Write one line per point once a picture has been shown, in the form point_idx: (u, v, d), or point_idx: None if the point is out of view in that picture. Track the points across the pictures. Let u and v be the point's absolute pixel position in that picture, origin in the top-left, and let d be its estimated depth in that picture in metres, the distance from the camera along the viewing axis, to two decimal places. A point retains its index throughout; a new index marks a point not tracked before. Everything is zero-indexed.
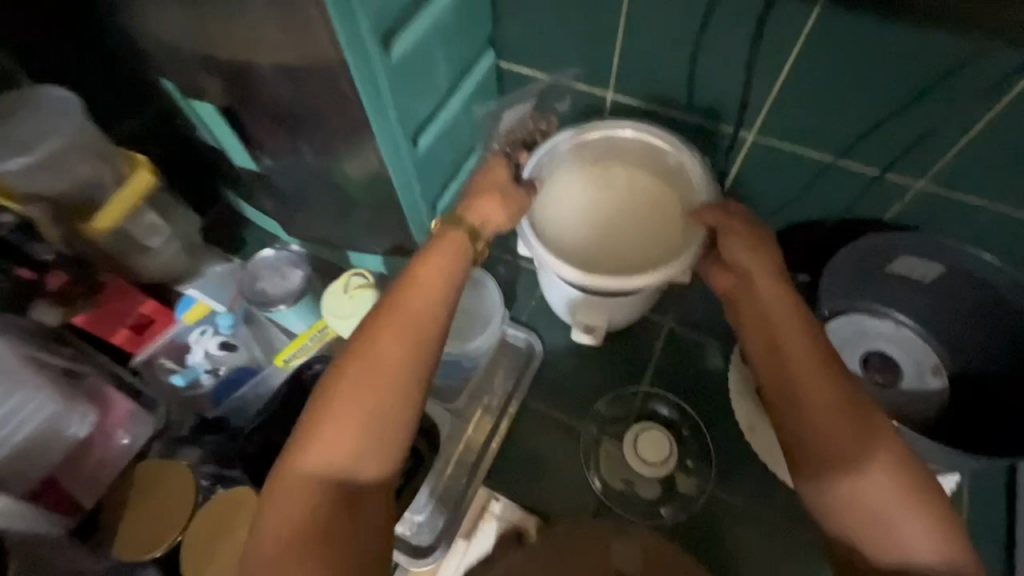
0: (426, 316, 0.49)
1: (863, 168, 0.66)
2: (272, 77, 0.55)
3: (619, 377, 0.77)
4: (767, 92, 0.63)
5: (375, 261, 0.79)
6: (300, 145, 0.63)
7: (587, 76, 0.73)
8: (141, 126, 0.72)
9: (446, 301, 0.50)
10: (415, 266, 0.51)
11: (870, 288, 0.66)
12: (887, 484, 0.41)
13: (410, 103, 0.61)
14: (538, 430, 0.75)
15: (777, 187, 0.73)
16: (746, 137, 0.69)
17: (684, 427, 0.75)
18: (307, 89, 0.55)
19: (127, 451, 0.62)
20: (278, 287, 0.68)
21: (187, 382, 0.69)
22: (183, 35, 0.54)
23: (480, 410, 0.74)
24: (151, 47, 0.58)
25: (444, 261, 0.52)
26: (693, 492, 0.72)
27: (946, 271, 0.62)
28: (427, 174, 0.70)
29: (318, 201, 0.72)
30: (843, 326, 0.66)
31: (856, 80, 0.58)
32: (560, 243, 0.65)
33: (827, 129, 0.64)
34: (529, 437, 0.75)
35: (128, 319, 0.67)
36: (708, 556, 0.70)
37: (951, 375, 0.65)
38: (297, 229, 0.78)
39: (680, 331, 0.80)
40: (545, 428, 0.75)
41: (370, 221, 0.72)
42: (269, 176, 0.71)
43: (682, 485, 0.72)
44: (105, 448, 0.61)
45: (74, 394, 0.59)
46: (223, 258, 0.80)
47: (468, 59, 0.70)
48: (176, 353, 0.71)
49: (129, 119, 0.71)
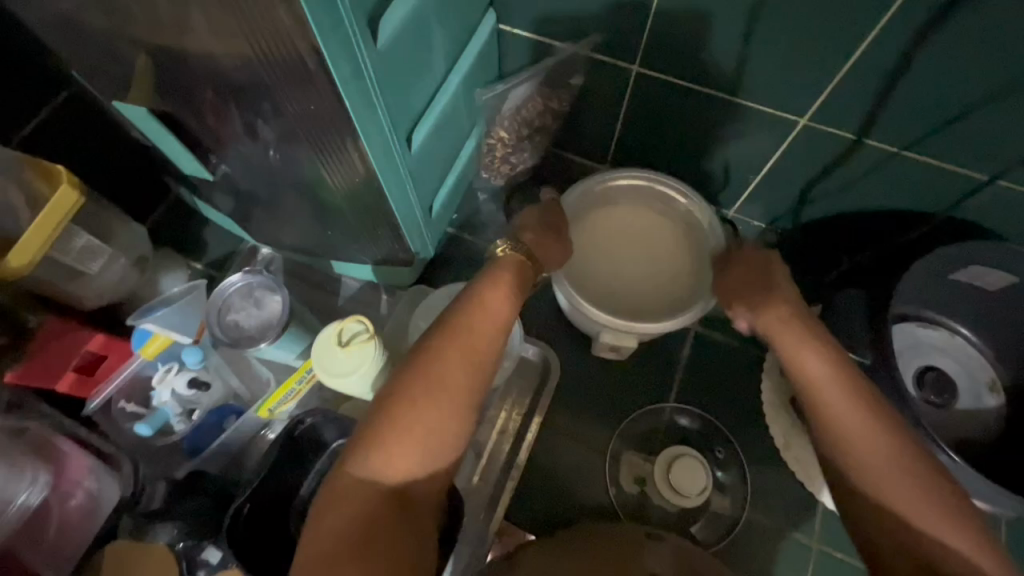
0: (496, 333, 0.44)
1: (938, 165, 0.56)
2: (220, 67, 0.42)
3: (642, 389, 0.71)
4: (833, 75, 0.52)
5: (364, 270, 0.68)
6: (262, 148, 0.50)
7: (609, 46, 0.60)
8: (56, 118, 0.60)
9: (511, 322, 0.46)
10: (484, 284, 0.47)
11: (927, 296, 0.61)
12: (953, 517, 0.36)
13: (400, 98, 0.48)
14: (556, 451, 0.68)
15: (830, 178, 0.63)
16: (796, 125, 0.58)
17: (713, 442, 0.69)
18: (266, 85, 0.42)
19: (95, 511, 0.54)
20: (257, 321, 0.58)
21: (154, 428, 0.60)
22: (89, 9, 0.40)
23: (495, 441, 0.65)
24: (50, 24, 0.43)
25: (511, 281, 0.48)
26: (730, 513, 0.67)
27: (1017, 280, 0.55)
28: (422, 176, 0.58)
29: (289, 210, 0.60)
30: (900, 338, 0.62)
31: (949, 68, 0.47)
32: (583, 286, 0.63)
33: (901, 121, 0.53)
34: (546, 460, 0.68)
35: (74, 360, 0.56)
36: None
37: (1009, 392, 0.60)
38: (269, 235, 0.66)
39: (712, 339, 0.72)
40: (563, 449, 0.69)
41: (353, 232, 0.60)
42: (227, 181, 0.58)
43: (718, 506, 0.67)
44: (68, 511, 0.53)
45: (19, 457, 0.50)
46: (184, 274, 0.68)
47: (466, 30, 0.56)
48: (140, 391, 0.61)
49: (40, 111, 0.58)
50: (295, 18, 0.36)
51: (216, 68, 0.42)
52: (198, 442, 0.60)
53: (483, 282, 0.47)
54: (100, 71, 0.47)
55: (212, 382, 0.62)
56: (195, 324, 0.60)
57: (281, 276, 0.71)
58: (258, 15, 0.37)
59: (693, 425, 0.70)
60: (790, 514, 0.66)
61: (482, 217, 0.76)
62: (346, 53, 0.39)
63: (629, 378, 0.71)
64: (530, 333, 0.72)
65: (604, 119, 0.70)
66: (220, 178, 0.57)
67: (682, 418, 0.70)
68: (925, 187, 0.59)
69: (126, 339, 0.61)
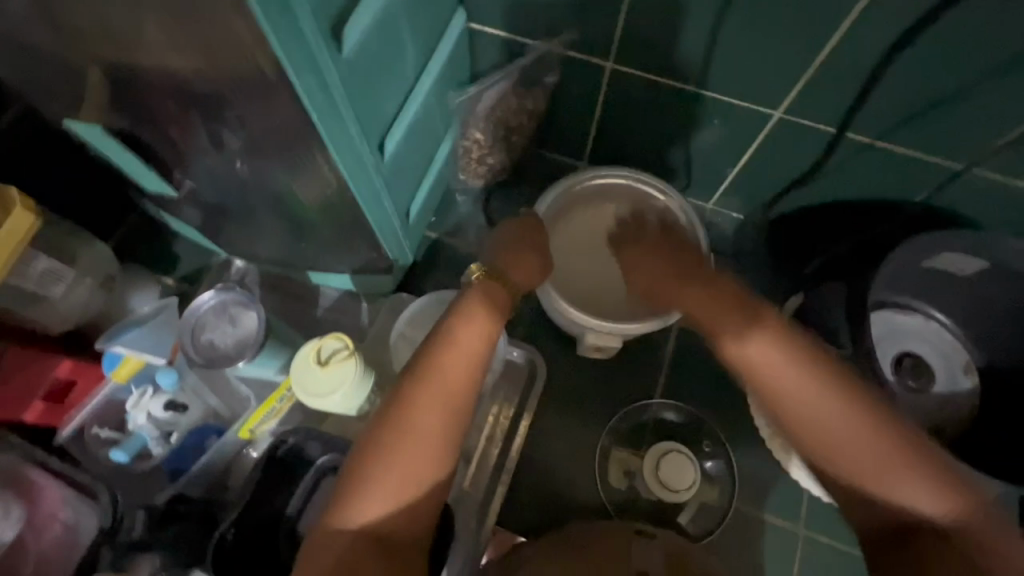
0: (467, 369, 0.45)
1: (909, 152, 0.57)
2: (178, 80, 0.40)
3: (629, 386, 0.71)
4: (805, 67, 0.52)
5: (343, 280, 0.66)
6: (228, 162, 0.49)
7: (582, 43, 0.59)
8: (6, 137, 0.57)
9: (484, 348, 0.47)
10: (453, 318, 0.47)
11: (906, 284, 0.61)
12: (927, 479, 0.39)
13: (371, 104, 0.46)
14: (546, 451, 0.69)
15: (807, 171, 0.63)
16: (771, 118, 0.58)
17: (700, 436, 0.70)
18: (228, 98, 0.41)
19: (71, 542, 0.52)
20: (234, 339, 0.58)
21: (131, 455, 0.57)
22: (36, 22, 0.38)
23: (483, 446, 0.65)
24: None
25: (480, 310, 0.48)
26: (719, 504, 0.68)
27: (990, 265, 0.56)
28: (397, 183, 0.57)
29: (262, 223, 0.58)
30: (879, 327, 0.63)
31: (918, 55, 0.48)
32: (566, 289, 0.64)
33: (872, 111, 0.54)
34: (536, 463, 0.68)
35: (41, 389, 0.54)
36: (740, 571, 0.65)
37: (983, 373, 0.62)
38: (243, 248, 0.64)
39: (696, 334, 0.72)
40: (552, 450, 0.69)
41: (328, 242, 0.59)
42: (193, 197, 0.56)
43: (706, 497, 0.68)
44: (43, 544, 0.51)
45: None
46: (156, 290, 0.65)
47: (435, 30, 0.55)
48: (112, 417, 0.59)
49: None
50: (252, 29, 0.34)
51: (174, 82, 0.41)
52: (178, 465, 0.58)
53: (452, 317, 0.47)
54: (52, 87, 0.45)
55: (190, 403, 0.59)
56: (167, 345, 0.58)
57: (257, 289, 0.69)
58: (214, 27, 0.35)
59: (679, 420, 0.70)
60: (776, 504, 0.67)
61: (461, 221, 0.75)
62: (310, 64, 0.37)
63: (615, 376, 0.71)
64: (514, 336, 0.72)
65: (581, 116, 0.69)
66: (186, 194, 0.55)
67: (669, 413, 0.70)
68: (899, 176, 0.59)
69: (96, 363, 0.58)
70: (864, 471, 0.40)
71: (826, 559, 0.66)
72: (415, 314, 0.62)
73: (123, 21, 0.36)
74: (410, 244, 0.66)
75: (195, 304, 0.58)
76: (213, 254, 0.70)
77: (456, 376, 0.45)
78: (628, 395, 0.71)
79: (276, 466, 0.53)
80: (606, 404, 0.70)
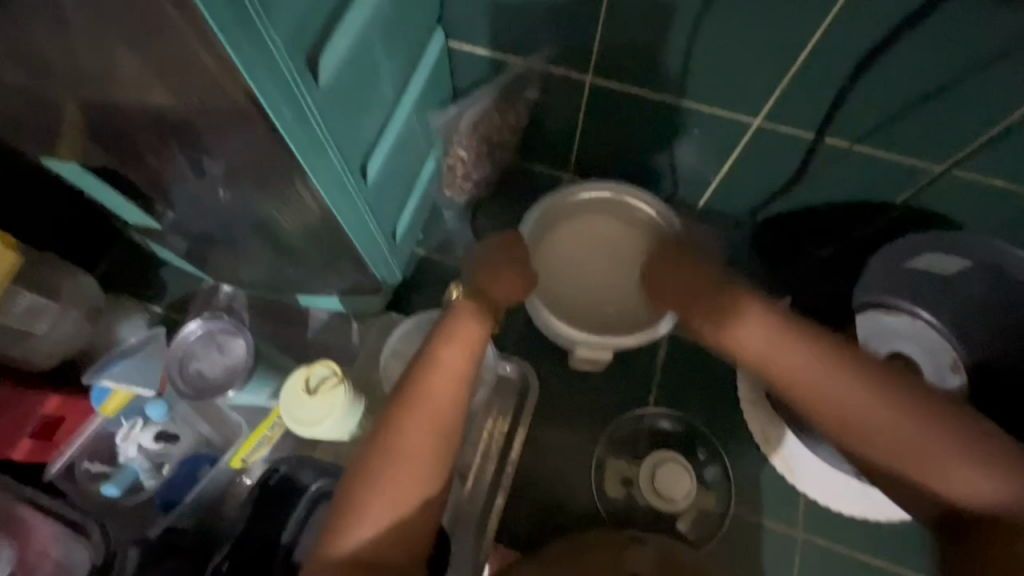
0: (453, 396, 0.45)
1: (886, 156, 0.57)
2: (154, 114, 0.40)
3: (622, 396, 0.71)
4: (781, 75, 0.53)
5: (332, 302, 0.66)
6: (209, 192, 0.49)
7: (561, 58, 0.60)
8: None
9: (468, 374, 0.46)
10: (437, 345, 0.47)
11: (889, 284, 0.62)
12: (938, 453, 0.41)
13: (351, 130, 0.47)
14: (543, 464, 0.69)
15: (788, 177, 0.64)
16: (749, 127, 0.59)
17: (694, 444, 0.70)
18: (205, 130, 0.41)
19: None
20: (222, 368, 0.57)
21: (123, 487, 0.57)
22: (10, 60, 0.38)
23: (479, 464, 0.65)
24: None
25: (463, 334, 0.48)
26: (716, 509, 0.68)
27: (971, 264, 0.57)
28: (381, 204, 0.57)
29: (246, 249, 0.58)
30: (864, 329, 0.64)
31: (890, 60, 0.49)
32: (555, 304, 0.64)
33: (848, 116, 0.55)
34: (532, 477, 0.68)
35: (28, 426, 0.54)
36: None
37: (970, 370, 0.63)
38: (229, 275, 0.64)
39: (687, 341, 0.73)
40: (546, 463, 0.69)
41: (314, 267, 0.59)
42: (177, 226, 0.56)
43: (704, 504, 0.68)
44: None
45: None
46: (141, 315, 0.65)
47: (414, 51, 0.55)
48: (101, 450, 0.58)
49: None
50: (225, 63, 0.34)
51: (151, 115, 0.41)
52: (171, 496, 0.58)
53: (438, 341, 0.47)
54: (27, 123, 0.45)
55: (181, 433, 0.60)
56: (155, 377, 0.57)
57: (246, 314, 0.69)
58: (187, 62, 0.35)
59: (673, 427, 0.71)
60: (772, 508, 0.67)
61: (448, 237, 0.75)
62: (285, 94, 0.38)
63: (608, 387, 0.72)
64: (505, 351, 0.72)
65: (563, 130, 0.69)
66: (170, 223, 0.55)
67: (663, 422, 0.71)
68: (877, 179, 0.60)
69: (84, 397, 0.58)
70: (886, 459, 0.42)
71: (824, 562, 0.66)
72: (405, 333, 0.62)
73: (96, 58, 0.36)
74: (399, 264, 0.66)
75: (182, 335, 0.58)
76: (199, 280, 0.70)
77: (445, 399, 0.45)
78: (621, 406, 0.71)
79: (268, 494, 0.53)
80: (600, 416, 0.71)
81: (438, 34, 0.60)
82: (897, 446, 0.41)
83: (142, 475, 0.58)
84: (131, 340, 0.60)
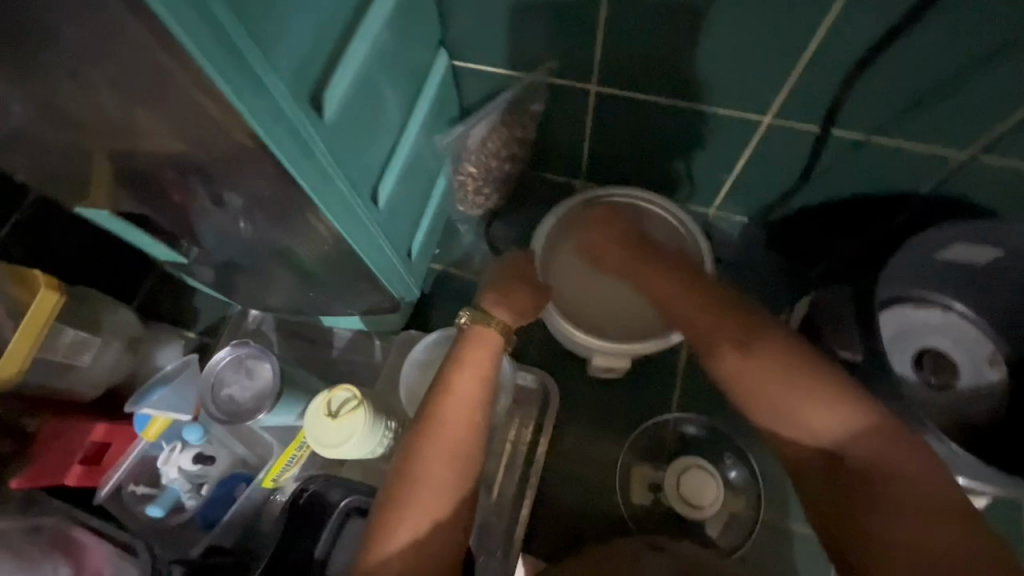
0: (468, 415, 0.46)
1: (903, 145, 0.56)
2: (173, 158, 0.43)
3: (645, 401, 0.71)
4: (788, 73, 0.52)
5: (354, 322, 0.68)
6: (230, 224, 0.51)
7: (564, 70, 0.60)
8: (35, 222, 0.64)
9: (484, 396, 0.47)
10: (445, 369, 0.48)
11: (917, 278, 0.60)
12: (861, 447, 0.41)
13: (360, 159, 0.48)
14: (567, 471, 0.69)
15: (803, 171, 0.62)
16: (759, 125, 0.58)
17: (720, 447, 0.69)
18: (221, 171, 0.43)
19: None
20: (251, 391, 0.59)
21: (165, 508, 0.60)
22: (42, 119, 0.41)
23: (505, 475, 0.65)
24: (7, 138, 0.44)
25: (473, 358, 0.49)
26: (746, 512, 0.67)
27: (1004, 253, 0.55)
28: (395, 225, 0.58)
29: (268, 276, 0.60)
30: (892, 325, 0.61)
31: (901, 51, 0.47)
32: (574, 314, 0.65)
33: (862, 107, 0.53)
34: (557, 484, 0.69)
35: (78, 453, 0.57)
36: None
37: (1010, 363, 0.60)
38: (255, 300, 0.66)
39: None
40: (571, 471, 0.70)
41: (333, 290, 0.61)
42: (204, 257, 0.59)
43: (735, 508, 0.67)
44: None
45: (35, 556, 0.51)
46: (176, 346, 0.69)
47: (419, 75, 0.56)
48: (145, 473, 0.62)
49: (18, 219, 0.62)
50: (231, 112, 0.36)
51: (171, 161, 0.43)
52: (213, 514, 0.61)
53: (449, 367, 0.48)
54: (62, 173, 0.48)
55: (217, 454, 0.62)
56: (191, 403, 0.60)
57: (275, 335, 0.72)
58: (198, 111, 0.37)
59: (698, 431, 0.70)
60: (801, 510, 0.66)
61: (464, 250, 0.77)
62: (293, 134, 0.39)
63: (628, 393, 0.72)
64: (525, 361, 0.72)
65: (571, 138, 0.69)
66: (197, 256, 0.58)
67: (689, 425, 0.70)
68: (898, 168, 0.58)
69: (128, 424, 0.62)
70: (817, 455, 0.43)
71: None
72: (427, 347, 0.62)
73: (116, 112, 0.39)
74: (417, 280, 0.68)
75: (212, 361, 0.60)
76: (229, 307, 0.74)
77: (461, 423, 0.45)
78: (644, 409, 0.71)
79: (299, 512, 0.55)
80: (623, 423, 0.70)
81: (441, 54, 0.61)
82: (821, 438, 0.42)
83: (182, 494, 0.61)
84: (169, 367, 0.63)
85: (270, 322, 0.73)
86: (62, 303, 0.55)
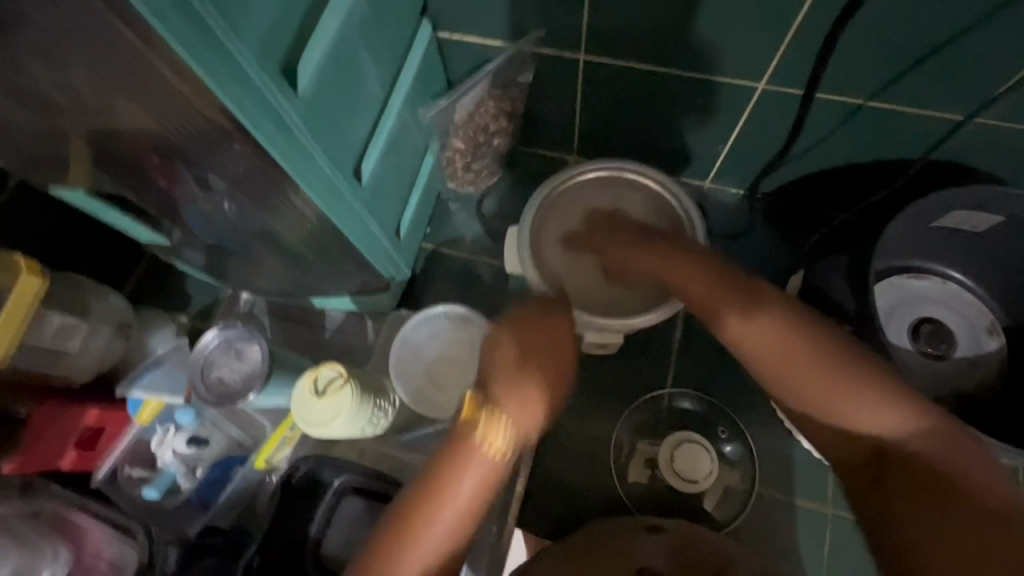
0: (461, 513, 0.38)
1: (902, 110, 0.54)
2: (147, 138, 0.42)
3: (640, 377, 0.70)
4: (782, 36, 0.50)
5: (345, 303, 0.67)
6: (212, 207, 0.50)
7: (551, 40, 0.58)
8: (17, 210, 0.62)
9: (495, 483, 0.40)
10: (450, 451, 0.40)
11: (916, 247, 0.58)
12: (872, 408, 0.40)
13: (341, 135, 0.47)
14: (563, 449, 0.69)
15: (800, 140, 0.61)
16: (755, 93, 0.56)
17: (717, 423, 0.69)
18: (196, 151, 0.42)
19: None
20: (241, 372, 0.59)
21: (162, 489, 0.60)
22: (12, 100, 0.40)
23: None
24: None
25: (482, 467, 0.39)
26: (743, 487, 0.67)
27: (1004, 220, 0.53)
28: (381, 204, 0.57)
29: (256, 259, 0.59)
30: (886, 297, 0.60)
31: (900, 9, 0.45)
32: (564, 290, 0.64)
33: (860, 71, 0.51)
34: (552, 461, 0.69)
35: (74, 436, 0.57)
36: (774, 554, 0.64)
37: (1009, 332, 0.59)
38: (245, 284, 0.66)
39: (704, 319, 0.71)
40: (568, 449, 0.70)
41: (322, 271, 0.60)
42: (190, 241, 0.58)
43: (730, 483, 0.67)
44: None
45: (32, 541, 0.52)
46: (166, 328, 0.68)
47: (400, 47, 0.55)
48: (141, 456, 0.62)
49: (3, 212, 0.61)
50: (200, 87, 0.35)
51: (146, 141, 0.42)
52: (210, 493, 0.61)
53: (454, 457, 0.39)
54: (39, 157, 0.47)
55: (211, 436, 0.62)
56: (182, 386, 0.60)
57: (266, 318, 0.72)
58: (165, 87, 0.36)
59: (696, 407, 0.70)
60: (801, 485, 0.66)
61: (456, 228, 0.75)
62: (266, 109, 0.38)
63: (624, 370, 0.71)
64: None
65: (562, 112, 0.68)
66: (183, 239, 0.57)
67: (686, 400, 0.70)
68: (896, 134, 0.57)
69: (122, 407, 0.62)
70: (821, 409, 0.42)
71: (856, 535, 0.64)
72: (416, 325, 0.63)
73: (85, 89, 0.38)
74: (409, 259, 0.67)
75: (199, 345, 0.60)
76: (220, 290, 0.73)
77: (457, 514, 0.38)
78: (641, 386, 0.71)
79: (295, 494, 0.55)
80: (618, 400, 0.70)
81: (426, 24, 0.59)
82: (830, 398, 0.41)
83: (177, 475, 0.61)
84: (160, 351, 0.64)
85: (263, 306, 0.72)
86: (48, 289, 0.54)
